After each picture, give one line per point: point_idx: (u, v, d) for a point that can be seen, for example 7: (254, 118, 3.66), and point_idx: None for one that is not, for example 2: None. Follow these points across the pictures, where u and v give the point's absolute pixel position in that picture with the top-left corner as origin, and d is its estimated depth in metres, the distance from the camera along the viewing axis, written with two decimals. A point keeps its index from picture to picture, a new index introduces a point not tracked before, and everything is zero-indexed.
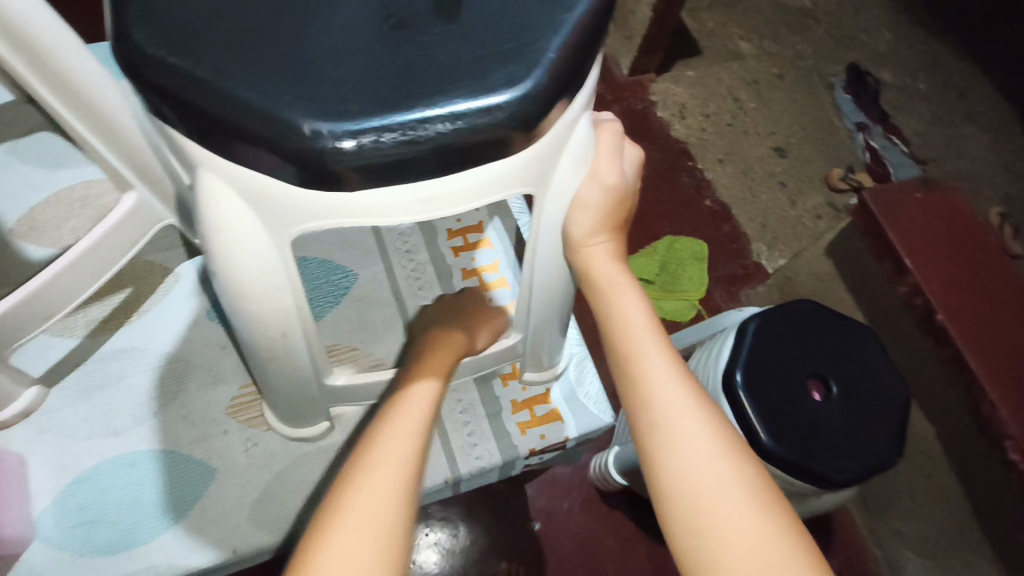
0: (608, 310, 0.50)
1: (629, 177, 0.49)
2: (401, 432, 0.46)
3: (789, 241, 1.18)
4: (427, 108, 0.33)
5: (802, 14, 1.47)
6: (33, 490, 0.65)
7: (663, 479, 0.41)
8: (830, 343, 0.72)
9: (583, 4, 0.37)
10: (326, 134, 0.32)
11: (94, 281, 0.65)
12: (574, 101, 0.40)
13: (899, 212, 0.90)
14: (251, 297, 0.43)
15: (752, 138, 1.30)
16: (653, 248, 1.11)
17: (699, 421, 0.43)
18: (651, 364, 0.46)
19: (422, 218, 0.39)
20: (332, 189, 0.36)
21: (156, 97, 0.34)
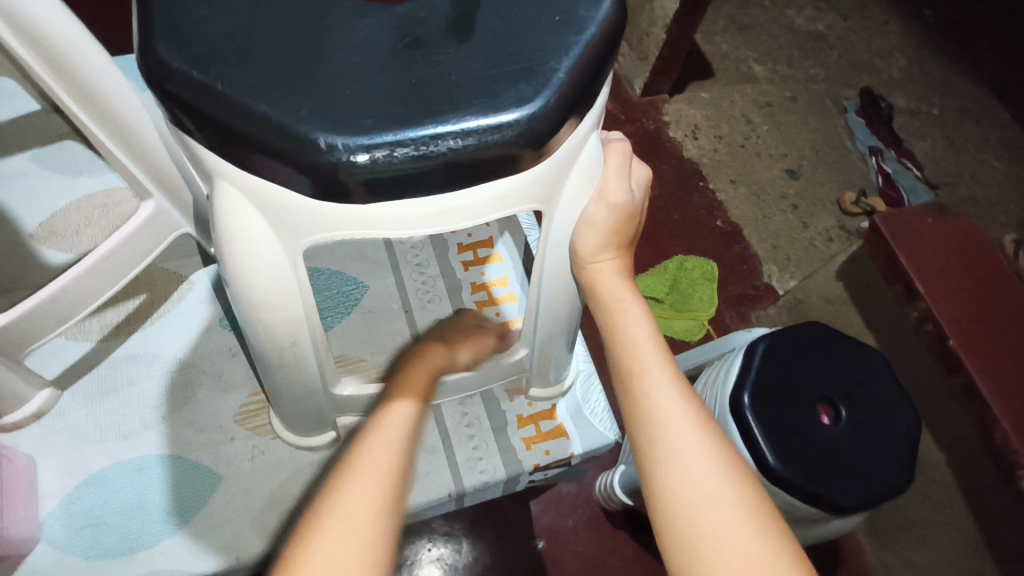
0: (613, 327, 0.50)
1: (637, 197, 0.50)
2: (380, 452, 0.45)
3: (800, 264, 1.17)
4: (439, 125, 0.34)
5: (815, 39, 1.48)
6: (40, 493, 0.65)
7: (661, 497, 0.41)
8: (839, 368, 0.71)
9: (594, 27, 0.38)
10: (340, 148, 0.33)
11: (111, 285, 0.66)
12: (584, 120, 0.41)
13: (910, 238, 0.92)
14: (262, 305, 0.44)
15: (764, 160, 1.30)
16: (662, 268, 1.11)
17: (698, 437, 0.43)
18: (654, 382, 0.46)
19: (431, 232, 0.40)
20: (344, 202, 0.36)
21: (177, 109, 0.35)
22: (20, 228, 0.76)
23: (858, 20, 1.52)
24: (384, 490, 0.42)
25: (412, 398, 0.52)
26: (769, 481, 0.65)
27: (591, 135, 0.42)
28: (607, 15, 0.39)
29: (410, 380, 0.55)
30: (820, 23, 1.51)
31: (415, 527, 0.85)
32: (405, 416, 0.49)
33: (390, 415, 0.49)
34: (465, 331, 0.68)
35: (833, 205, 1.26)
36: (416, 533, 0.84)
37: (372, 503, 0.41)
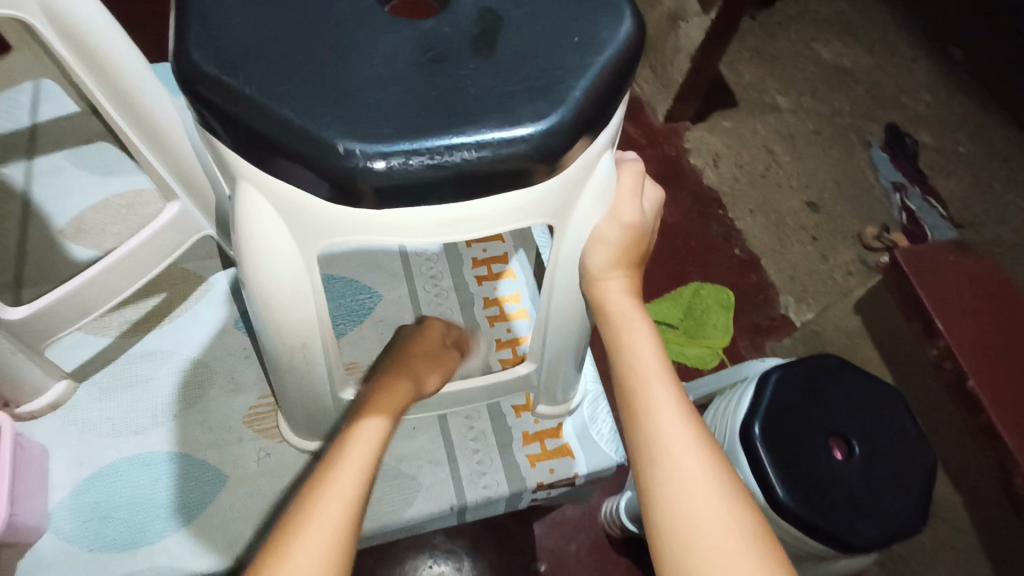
0: (619, 347, 0.50)
1: (648, 217, 0.50)
2: (350, 472, 0.46)
3: (818, 296, 1.17)
4: (454, 136, 0.35)
5: (841, 73, 1.48)
6: (50, 483, 0.67)
7: (661, 521, 0.41)
8: (852, 402, 0.70)
9: (611, 49, 0.39)
10: (358, 154, 0.34)
11: (133, 283, 0.68)
12: (598, 139, 0.41)
13: (931, 275, 0.89)
14: (275, 306, 0.45)
15: (785, 191, 1.30)
16: (677, 293, 1.11)
17: (702, 465, 0.43)
18: (657, 403, 0.46)
19: (442, 241, 0.41)
20: (359, 207, 0.37)
21: (206, 111, 0.37)
22: (51, 223, 0.79)
23: (886, 56, 1.53)
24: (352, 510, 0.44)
25: (383, 410, 0.54)
26: (779, 515, 0.64)
27: (605, 154, 0.43)
28: (625, 39, 0.39)
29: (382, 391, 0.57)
30: (847, 58, 1.51)
31: (417, 542, 0.84)
32: (380, 429, 0.51)
33: (364, 428, 0.51)
34: (428, 344, 0.66)
35: (854, 238, 1.25)
36: (417, 549, 0.84)
37: (339, 528, 0.42)
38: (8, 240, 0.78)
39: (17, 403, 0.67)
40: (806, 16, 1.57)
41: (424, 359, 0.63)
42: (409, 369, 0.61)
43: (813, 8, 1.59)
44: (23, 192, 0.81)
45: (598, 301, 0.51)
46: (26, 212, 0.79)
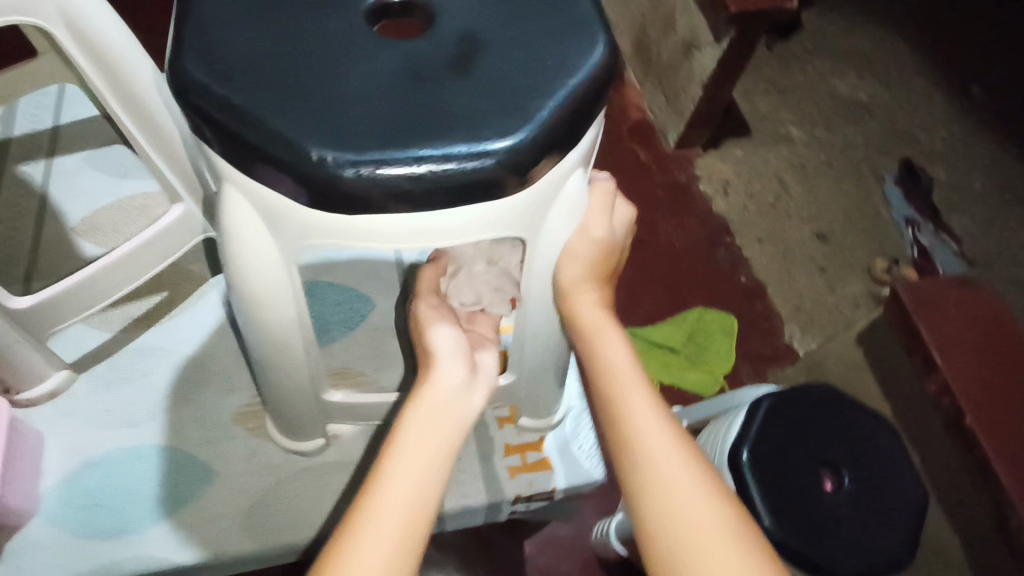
0: (591, 355, 0.50)
1: (618, 234, 0.52)
2: (398, 486, 0.42)
3: (823, 327, 1.18)
4: (422, 148, 0.37)
5: (856, 106, 1.49)
6: (44, 469, 0.69)
7: (650, 521, 0.42)
8: (843, 433, 0.71)
9: (582, 73, 0.41)
10: (330, 162, 0.37)
11: (135, 279, 0.71)
12: (567, 157, 0.43)
13: (936, 309, 0.80)
14: (257, 303, 0.47)
15: (794, 221, 1.31)
16: (680, 320, 1.16)
17: (685, 463, 0.43)
18: (633, 408, 0.47)
19: (412, 247, 0.42)
20: (333, 210, 0.39)
21: (197, 117, 0.39)
22: (64, 221, 0.83)
23: (905, 90, 1.52)
24: (417, 506, 0.41)
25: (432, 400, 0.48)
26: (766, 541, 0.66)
27: (575, 173, 0.45)
28: (597, 64, 0.41)
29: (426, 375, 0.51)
30: (864, 92, 1.51)
31: None
32: (445, 401, 0.48)
33: (410, 426, 0.46)
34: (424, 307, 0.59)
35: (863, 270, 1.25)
36: None
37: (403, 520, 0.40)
38: (25, 236, 0.82)
39: (17, 390, 0.70)
40: (824, 48, 1.58)
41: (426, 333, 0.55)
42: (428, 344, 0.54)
43: (832, 41, 1.60)
44: (42, 190, 0.85)
45: (570, 312, 0.52)
46: (42, 209, 0.83)
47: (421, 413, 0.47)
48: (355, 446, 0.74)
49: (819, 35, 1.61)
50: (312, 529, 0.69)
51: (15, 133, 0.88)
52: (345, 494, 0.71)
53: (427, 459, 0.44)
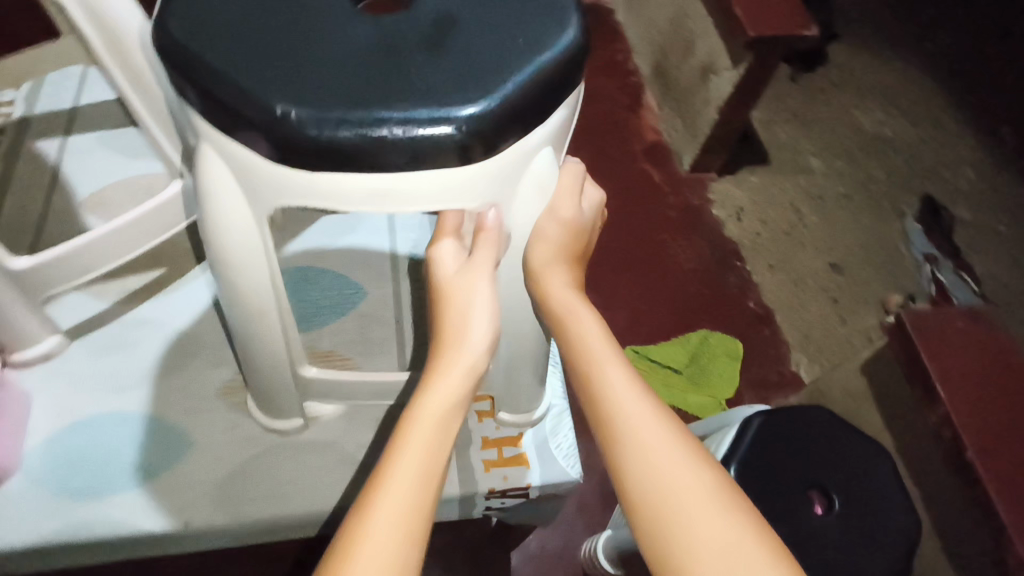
0: (565, 329, 0.52)
1: (586, 216, 0.54)
2: (407, 474, 0.42)
3: (831, 357, 1.16)
4: (384, 111, 0.39)
5: (880, 142, 1.48)
6: (29, 428, 0.71)
7: (630, 482, 0.44)
8: (834, 455, 0.72)
9: (549, 53, 0.42)
10: (293, 118, 0.38)
11: (131, 251, 0.73)
12: (531, 133, 0.44)
13: (942, 342, 0.72)
14: (228, 263, 0.49)
15: (809, 251, 1.30)
16: (684, 340, 1.12)
17: (656, 420, 0.46)
18: (610, 378, 0.49)
19: (373, 209, 0.44)
20: (297, 167, 0.41)
21: (176, 73, 0.41)
22: (73, 195, 0.86)
23: (928, 128, 1.52)
24: (431, 481, 0.42)
25: (449, 390, 0.47)
26: None
27: (542, 151, 0.47)
28: (567, 45, 0.43)
29: (438, 362, 0.49)
30: (887, 127, 1.51)
31: None
32: (460, 382, 0.48)
33: (422, 414, 0.45)
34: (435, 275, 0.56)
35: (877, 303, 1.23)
36: None
37: (418, 495, 0.41)
38: (37, 208, 0.85)
39: (12, 350, 0.72)
40: (847, 83, 1.58)
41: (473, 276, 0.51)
42: (465, 311, 0.50)
43: (857, 76, 1.60)
44: (55, 166, 0.88)
45: (542, 291, 0.53)
46: (54, 183, 0.87)
47: (435, 402, 0.46)
48: (333, 427, 0.75)
49: (844, 69, 1.61)
50: (281, 508, 0.69)
51: (36, 110, 0.92)
52: (322, 475, 0.72)
53: (437, 451, 0.44)
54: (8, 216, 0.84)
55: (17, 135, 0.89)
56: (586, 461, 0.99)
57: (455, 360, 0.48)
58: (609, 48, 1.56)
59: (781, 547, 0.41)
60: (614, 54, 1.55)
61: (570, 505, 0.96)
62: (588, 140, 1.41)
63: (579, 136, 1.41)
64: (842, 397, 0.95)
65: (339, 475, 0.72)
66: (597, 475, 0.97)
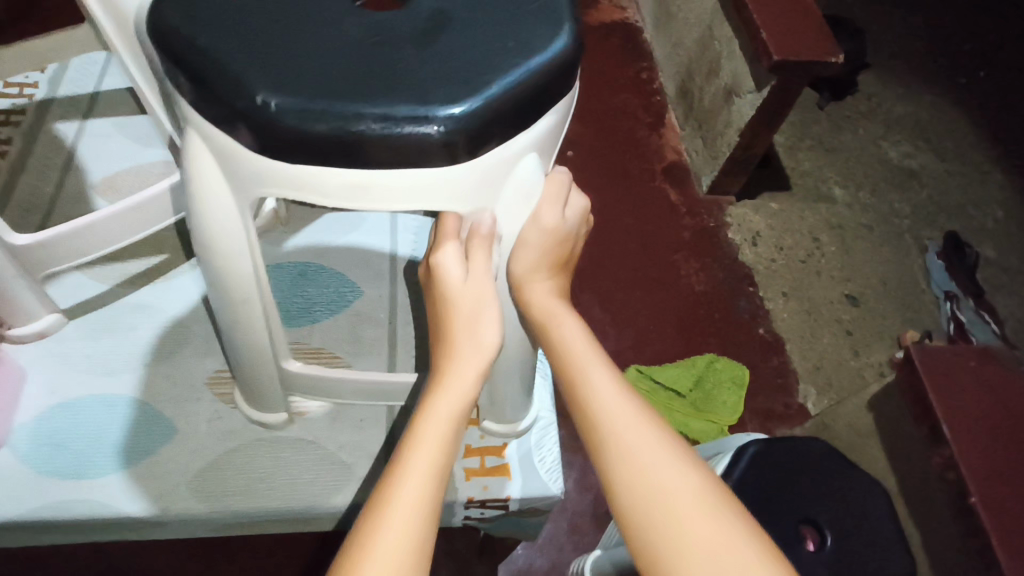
0: (553, 336, 0.54)
1: (571, 224, 0.54)
2: (417, 478, 0.44)
3: (841, 390, 1.13)
4: (364, 107, 0.40)
5: (906, 175, 1.46)
6: (21, 404, 0.72)
7: (618, 487, 0.46)
8: (827, 490, 0.70)
9: (534, 61, 0.43)
10: (274, 107, 0.40)
11: (129, 236, 0.74)
12: (513, 138, 0.45)
13: (950, 380, 0.70)
14: (212, 251, 0.49)
15: (824, 280, 1.28)
16: (691, 363, 1.10)
17: (639, 424, 0.48)
18: (596, 385, 0.51)
19: (353, 203, 0.45)
20: (279, 157, 0.43)
21: (170, 59, 0.43)
22: (85, 179, 0.88)
23: (957, 163, 1.49)
24: (433, 488, 0.45)
25: (454, 396, 0.50)
26: None
27: (526, 156, 0.47)
28: (553, 56, 0.44)
29: (444, 367, 0.52)
30: (914, 160, 1.48)
31: None
32: (461, 392, 0.50)
33: (429, 421, 0.48)
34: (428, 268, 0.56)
35: (893, 340, 1.21)
36: None
37: (422, 501, 0.43)
38: (49, 189, 0.87)
39: (10, 325, 0.74)
40: (876, 114, 1.56)
41: (490, 290, 0.52)
42: (469, 321, 0.52)
43: (887, 107, 1.57)
44: (71, 149, 0.91)
45: (524, 300, 0.54)
46: (68, 166, 0.89)
47: (442, 409, 0.49)
48: (318, 424, 0.75)
49: (874, 99, 1.58)
50: (261, 502, 0.69)
51: (59, 93, 0.96)
52: (306, 471, 0.72)
53: (443, 458, 0.47)
54: (19, 196, 0.86)
55: (39, 118, 0.93)
56: (580, 478, 0.97)
57: (459, 368, 0.51)
58: (633, 66, 1.56)
59: (763, 539, 0.43)
60: (638, 72, 1.55)
61: (561, 524, 0.93)
62: (603, 154, 1.40)
63: (593, 150, 1.41)
64: (848, 431, 0.92)
65: (323, 473, 0.72)
66: (588, 495, 0.95)
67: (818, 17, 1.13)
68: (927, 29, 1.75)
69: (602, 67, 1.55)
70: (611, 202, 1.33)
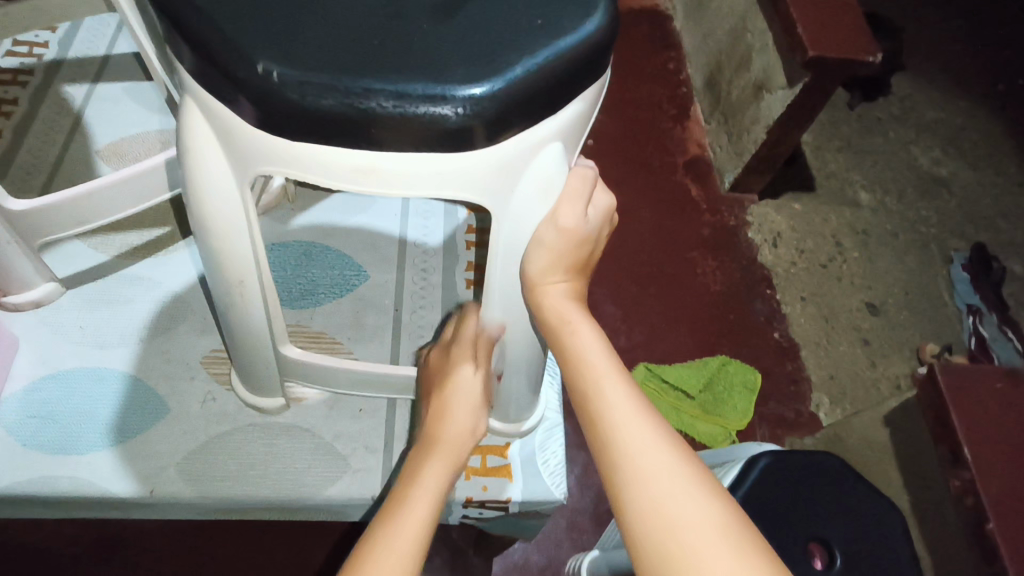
0: (567, 347, 0.51)
1: (592, 223, 0.50)
2: (409, 520, 0.47)
3: (855, 402, 1.09)
4: (374, 82, 0.37)
5: (935, 183, 1.40)
6: (12, 373, 0.70)
7: (631, 516, 0.42)
8: (843, 511, 0.66)
9: (563, 41, 0.39)
10: (276, 76, 0.37)
11: (129, 207, 0.72)
12: (536, 126, 0.41)
13: (974, 401, 0.66)
14: (206, 230, 0.46)
15: (846, 287, 1.23)
16: (702, 364, 1.06)
17: (657, 446, 0.44)
18: (611, 402, 0.47)
19: (358, 187, 0.41)
20: (279, 132, 0.39)
21: (166, 20, 0.40)
22: (90, 144, 0.85)
23: (989, 173, 1.42)
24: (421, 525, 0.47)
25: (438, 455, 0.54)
26: None
27: (550, 145, 0.43)
28: (584, 37, 0.40)
29: (436, 432, 0.57)
30: (944, 167, 1.42)
31: None
32: (450, 454, 0.55)
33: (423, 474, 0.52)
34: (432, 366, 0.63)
35: (913, 353, 1.16)
36: None
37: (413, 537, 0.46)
38: (52, 152, 0.84)
39: (6, 292, 0.72)
40: (909, 117, 1.49)
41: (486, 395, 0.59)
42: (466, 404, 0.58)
43: (920, 110, 1.50)
44: (78, 112, 0.88)
45: (538, 303, 0.51)
46: (73, 129, 0.86)
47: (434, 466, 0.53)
48: (314, 411, 0.73)
49: (907, 102, 1.51)
50: (252, 489, 0.66)
51: (70, 54, 0.92)
52: (300, 458, 0.69)
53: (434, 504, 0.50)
54: (21, 157, 0.83)
55: (46, 79, 0.90)
56: (581, 476, 0.93)
57: (450, 434, 0.56)
58: (661, 56, 1.50)
59: None
60: (666, 62, 1.49)
61: (559, 523, 0.89)
62: (625, 146, 1.35)
63: (615, 141, 1.36)
64: (860, 446, 0.88)
65: (314, 462, 0.69)
66: (589, 494, 0.91)
67: (857, 12, 1.07)
68: (966, 30, 1.67)
69: (629, 55, 1.50)
70: (631, 197, 1.28)
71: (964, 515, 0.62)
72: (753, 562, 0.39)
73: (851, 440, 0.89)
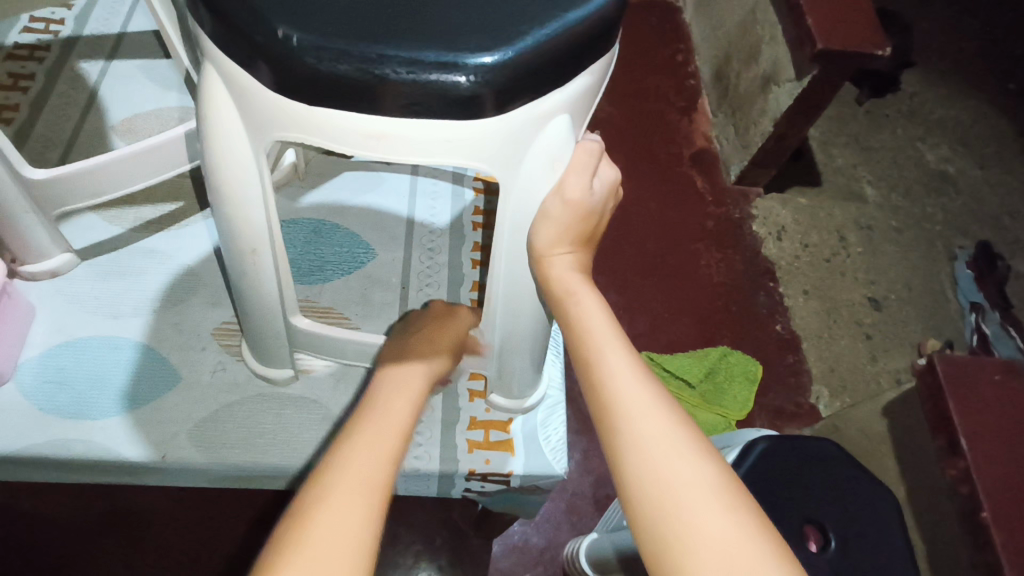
0: (569, 317, 0.52)
1: (597, 196, 0.51)
2: (390, 416, 0.50)
3: (855, 395, 1.10)
4: (389, 49, 0.38)
5: (942, 180, 1.40)
6: (28, 340, 0.71)
7: (629, 478, 0.44)
8: (836, 492, 0.67)
9: (572, 15, 0.41)
10: (295, 43, 0.38)
11: (144, 179, 0.73)
12: (546, 97, 0.43)
13: (971, 391, 0.67)
14: (222, 197, 0.48)
15: (848, 281, 1.24)
16: (703, 354, 1.07)
17: (654, 412, 0.46)
18: (611, 370, 0.48)
19: (372, 153, 0.43)
20: (296, 98, 0.41)
21: None
22: (105, 119, 0.87)
23: (997, 173, 1.42)
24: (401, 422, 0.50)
25: (425, 369, 0.58)
26: None
27: (558, 116, 0.44)
28: (592, 13, 0.41)
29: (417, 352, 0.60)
30: (951, 165, 1.42)
31: None
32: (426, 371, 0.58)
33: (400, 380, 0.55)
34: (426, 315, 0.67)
35: (913, 348, 1.17)
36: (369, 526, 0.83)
37: (394, 429, 0.49)
38: (68, 127, 0.86)
39: (22, 261, 0.73)
40: (917, 114, 1.49)
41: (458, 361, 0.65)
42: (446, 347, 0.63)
43: (928, 108, 1.50)
44: (93, 88, 0.89)
45: (544, 275, 0.52)
46: (88, 105, 0.88)
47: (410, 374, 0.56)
48: (321, 383, 0.74)
49: (916, 99, 1.51)
50: (258, 456, 0.68)
51: (85, 30, 0.94)
52: (307, 428, 0.71)
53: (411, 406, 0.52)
54: (38, 131, 0.85)
55: (63, 54, 0.91)
56: (582, 460, 0.94)
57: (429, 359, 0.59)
58: (670, 47, 1.51)
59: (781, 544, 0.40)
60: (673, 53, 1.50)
61: (559, 504, 0.91)
62: (631, 134, 1.36)
63: (621, 128, 1.37)
64: (857, 436, 0.89)
65: (321, 435, 0.71)
66: (589, 478, 0.92)
67: (865, 5, 1.08)
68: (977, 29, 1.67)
69: (637, 44, 1.50)
70: (636, 184, 1.29)
71: (957, 501, 0.63)
72: (745, 522, 0.41)
73: (849, 430, 0.90)
